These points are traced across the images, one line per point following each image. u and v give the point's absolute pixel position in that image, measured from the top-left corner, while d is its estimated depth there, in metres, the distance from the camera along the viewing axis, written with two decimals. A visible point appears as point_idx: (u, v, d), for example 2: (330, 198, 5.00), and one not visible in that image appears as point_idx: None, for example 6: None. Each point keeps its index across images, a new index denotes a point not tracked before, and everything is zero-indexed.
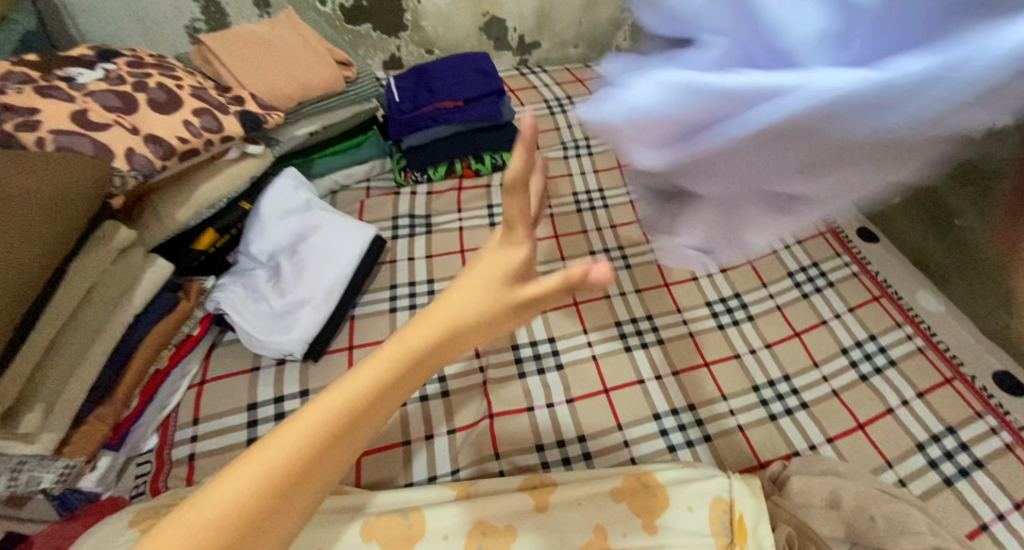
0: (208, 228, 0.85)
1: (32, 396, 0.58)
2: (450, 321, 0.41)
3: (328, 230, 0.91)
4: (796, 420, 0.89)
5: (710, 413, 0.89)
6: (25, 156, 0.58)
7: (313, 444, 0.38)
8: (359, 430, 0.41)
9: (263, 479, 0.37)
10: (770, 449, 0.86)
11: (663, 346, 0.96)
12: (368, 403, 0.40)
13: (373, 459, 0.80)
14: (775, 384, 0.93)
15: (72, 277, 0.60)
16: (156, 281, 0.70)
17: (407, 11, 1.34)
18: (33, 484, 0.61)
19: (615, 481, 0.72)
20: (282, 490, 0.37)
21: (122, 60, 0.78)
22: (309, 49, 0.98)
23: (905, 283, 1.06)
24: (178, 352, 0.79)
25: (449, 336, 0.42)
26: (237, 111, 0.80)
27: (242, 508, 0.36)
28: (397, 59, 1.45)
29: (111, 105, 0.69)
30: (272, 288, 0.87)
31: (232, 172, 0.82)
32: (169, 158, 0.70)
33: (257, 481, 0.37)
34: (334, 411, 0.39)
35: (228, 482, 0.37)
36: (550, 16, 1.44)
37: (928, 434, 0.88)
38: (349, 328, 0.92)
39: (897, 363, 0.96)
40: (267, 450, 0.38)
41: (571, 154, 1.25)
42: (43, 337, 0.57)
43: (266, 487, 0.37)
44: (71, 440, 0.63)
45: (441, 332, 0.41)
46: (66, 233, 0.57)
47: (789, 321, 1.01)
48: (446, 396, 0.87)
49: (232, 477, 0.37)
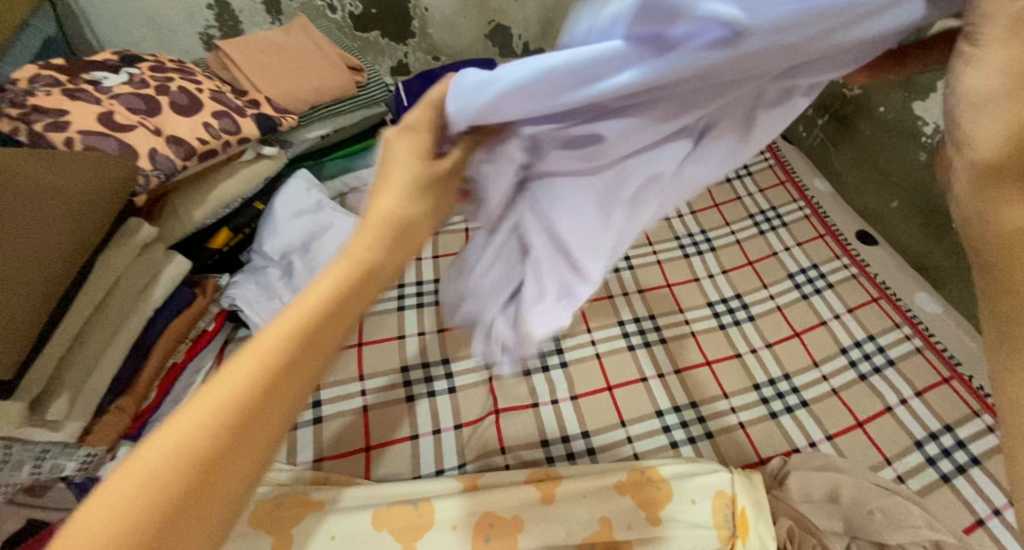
0: (223, 227, 0.89)
1: (59, 384, 0.60)
2: (382, 227, 0.35)
3: (338, 230, 0.94)
4: (797, 417, 0.91)
5: (711, 411, 0.91)
6: (56, 154, 0.61)
7: (237, 402, 0.30)
8: (301, 369, 0.33)
9: (178, 456, 0.29)
10: (771, 445, 0.87)
11: (665, 346, 0.98)
12: (305, 337, 0.33)
13: (383, 452, 0.82)
14: (775, 382, 0.95)
15: (99, 273, 0.63)
16: (174, 277, 0.73)
17: (415, 18, 1.37)
18: (57, 471, 0.63)
19: (620, 474, 0.73)
20: (207, 464, 0.29)
21: (145, 65, 0.81)
22: (322, 55, 1.01)
23: (903, 286, 1.09)
24: (194, 346, 0.82)
25: (390, 245, 0.36)
26: (254, 114, 0.82)
27: (166, 486, 0.28)
28: (404, 65, 1.48)
29: (136, 107, 0.72)
30: (285, 285, 0.89)
31: (247, 173, 0.85)
32: (189, 158, 0.73)
33: (171, 462, 0.28)
34: (256, 361, 0.31)
35: (127, 476, 0.28)
36: (554, 24, 1.46)
37: (925, 432, 0.89)
38: (358, 325, 0.95)
39: (895, 363, 0.98)
40: (174, 425, 0.29)
41: None
42: (69, 327, 0.60)
43: (192, 457, 0.29)
44: (93, 428, 0.66)
45: (383, 237, 0.35)
46: (95, 230, 0.59)
47: (789, 321, 1.03)
48: (453, 392, 0.89)
49: (132, 468, 0.28)
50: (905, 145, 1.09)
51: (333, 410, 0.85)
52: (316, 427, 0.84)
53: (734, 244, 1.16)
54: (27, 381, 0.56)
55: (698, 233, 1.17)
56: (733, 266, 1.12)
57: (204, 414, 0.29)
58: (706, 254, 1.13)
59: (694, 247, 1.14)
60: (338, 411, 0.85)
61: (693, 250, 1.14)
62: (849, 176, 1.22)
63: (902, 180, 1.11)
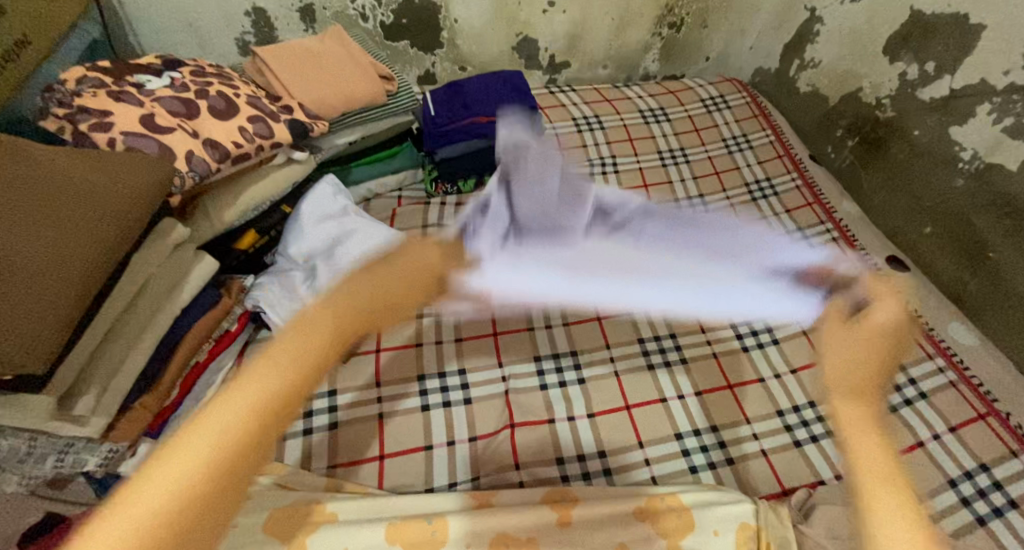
0: (250, 229, 0.91)
1: (86, 381, 0.61)
2: (301, 326, 0.43)
3: (363, 236, 0.95)
4: (822, 447, 0.88)
5: (733, 436, 0.89)
6: (99, 154, 0.62)
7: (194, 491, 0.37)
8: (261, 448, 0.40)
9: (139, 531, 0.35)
10: (795, 476, 0.84)
11: (687, 367, 0.96)
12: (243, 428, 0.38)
13: (398, 461, 0.81)
14: (800, 410, 0.92)
15: (131, 270, 0.64)
16: (202, 278, 0.75)
17: (445, 30, 1.41)
18: (79, 465, 0.65)
19: (638, 501, 0.71)
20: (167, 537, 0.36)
21: (186, 69, 0.83)
22: (356, 64, 1.03)
23: (935, 316, 1.10)
24: (217, 346, 0.83)
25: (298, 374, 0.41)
26: (287, 120, 0.84)
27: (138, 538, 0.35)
28: (431, 75, 1.51)
29: (176, 110, 0.74)
30: (306, 288, 0.89)
31: (276, 177, 0.87)
32: (223, 160, 0.74)
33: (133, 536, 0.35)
34: (204, 454, 0.37)
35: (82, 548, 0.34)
36: (581, 38, 1.52)
37: (960, 470, 0.86)
38: (377, 331, 0.95)
39: (928, 396, 0.95)
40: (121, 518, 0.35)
41: (597, 171, 1.33)
42: (103, 323, 0.61)
43: (171, 499, 0.36)
44: (117, 426, 0.66)
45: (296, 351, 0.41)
46: (129, 229, 0.60)
47: (814, 347, 1.02)
48: (468, 403, 0.88)
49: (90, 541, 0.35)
50: (939, 171, 1.16)
51: (348, 415, 0.85)
52: (332, 432, 0.83)
53: None
54: (58, 377, 0.56)
55: None
56: None
57: (181, 467, 0.36)
58: None
59: None
60: (354, 417, 0.85)
61: None
62: (876, 199, 1.31)
63: (934, 206, 1.18)
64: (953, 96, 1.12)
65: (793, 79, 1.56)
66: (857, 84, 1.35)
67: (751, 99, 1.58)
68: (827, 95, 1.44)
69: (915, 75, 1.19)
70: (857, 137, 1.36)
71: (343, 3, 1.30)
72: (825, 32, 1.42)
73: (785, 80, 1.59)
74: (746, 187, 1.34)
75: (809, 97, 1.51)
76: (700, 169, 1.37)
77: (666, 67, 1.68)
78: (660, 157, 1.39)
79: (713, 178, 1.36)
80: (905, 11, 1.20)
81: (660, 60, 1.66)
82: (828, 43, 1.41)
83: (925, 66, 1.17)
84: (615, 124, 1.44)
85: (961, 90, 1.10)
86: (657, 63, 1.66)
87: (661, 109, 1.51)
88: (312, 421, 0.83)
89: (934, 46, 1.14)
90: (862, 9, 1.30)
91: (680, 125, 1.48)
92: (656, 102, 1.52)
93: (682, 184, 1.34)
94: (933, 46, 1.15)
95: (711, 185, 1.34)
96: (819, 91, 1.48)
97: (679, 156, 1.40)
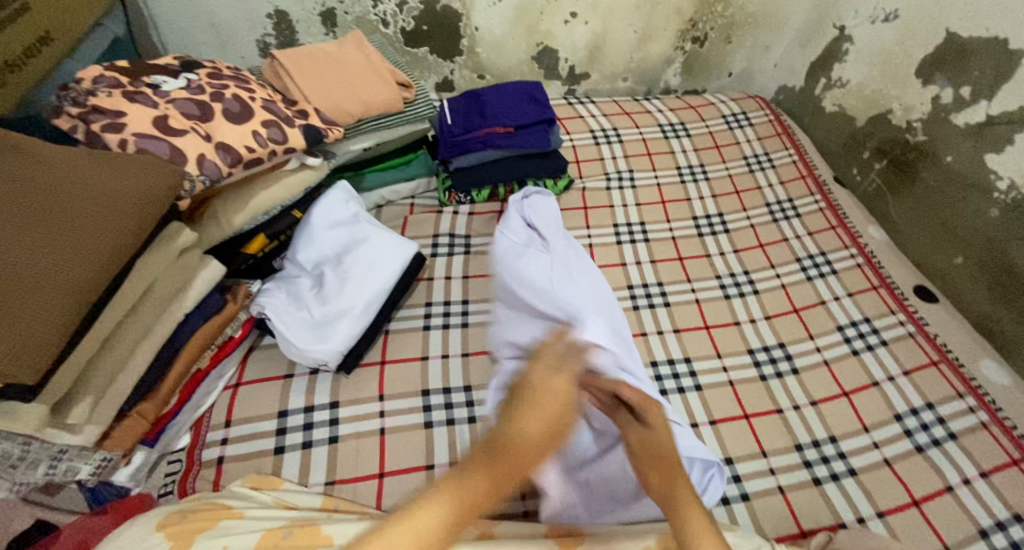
0: (259, 233, 0.88)
1: (84, 387, 0.60)
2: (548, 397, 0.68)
3: (373, 244, 0.92)
4: (843, 486, 0.84)
5: (747, 470, 0.85)
6: (109, 156, 0.61)
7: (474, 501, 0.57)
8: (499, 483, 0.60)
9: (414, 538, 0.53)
10: (815, 518, 0.80)
11: (701, 393, 0.94)
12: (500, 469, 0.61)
13: (396, 481, 0.77)
14: (820, 445, 0.89)
15: (137, 274, 0.62)
16: (206, 284, 0.73)
17: (465, 37, 1.40)
18: (71, 474, 0.62)
19: (649, 539, 0.66)
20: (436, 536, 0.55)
21: (203, 71, 0.81)
22: (372, 70, 1.01)
23: (965, 351, 1.06)
24: (220, 352, 0.81)
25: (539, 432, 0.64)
26: (301, 125, 0.82)
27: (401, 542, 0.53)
28: (449, 82, 1.50)
29: (190, 112, 0.73)
30: (314, 296, 0.88)
31: (289, 183, 0.86)
32: (235, 164, 0.73)
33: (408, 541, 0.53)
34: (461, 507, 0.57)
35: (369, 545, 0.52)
36: (603, 50, 1.50)
37: (992, 520, 0.81)
38: (383, 342, 0.93)
39: (957, 437, 0.91)
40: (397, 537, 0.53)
41: (614, 186, 1.30)
42: (102, 329, 0.59)
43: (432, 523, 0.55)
44: (112, 433, 0.65)
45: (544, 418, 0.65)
46: (136, 232, 0.58)
47: (837, 379, 0.98)
48: (474, 422, 0.84)
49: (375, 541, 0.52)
50: (974, 199, 1.12)
51: (351, 429, 0.82)
52: (331, 446, 0.79)
53: (780, 289, 1.13)
54: (51, 386, 0.54)
55: (741, 273, 1.16)
56: (777, 312, 1.09)
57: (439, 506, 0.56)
58: (748, 297, 1.11)
59: (735, 287, 1.13)
60: (356, 432, 0.81)
61: (735, 291, 1.12)
62: (903, 225, 1.27)
63: (968, 236, 1.13)
64: (990, 122, 1.08)
65: (819, 98, 1.52)
66: (887, 106, 1.31)
67: (774, 118, 1.54)
68: (853, 116, 1.41)
69: (949, 99, 1.15)
70: (885, 160, 1.32)
71: (365, 8, 1.29)
72: (854, 52, 1.38)
73: (810, 98, 1.55)
74: (766, 206, 1.31)
75: (834, 117, 1.47)
76: (719, 188, 1.34)
77: (687, 82, 1.66)
78: (679, 174, 1.36)
79: (733, 197, 1.32)
80: (940, 33, 1.16)
81: (681, 74, 1.63)
82: (857, 63, 1.38)
83: (960, 90, 1.13)
84: (634, 137, 1.41)
85: (998, 117, 1.06)
86: (679, 77, 1.64)
87: (681, 124, 1.48)
88: (312, 433, 0.80)
89: (970, 71, 1.10)
90: (895, 30, 1.26)
91: (699, 141, 1.45)
92: (675, 117, 1.49)
93: (700, 202, 1.30)
94: (969, 70, 1.10)
95: (731, 204, 1.31)
96: (845, 111, 1.44)
97: (698, 173, 1.36)
